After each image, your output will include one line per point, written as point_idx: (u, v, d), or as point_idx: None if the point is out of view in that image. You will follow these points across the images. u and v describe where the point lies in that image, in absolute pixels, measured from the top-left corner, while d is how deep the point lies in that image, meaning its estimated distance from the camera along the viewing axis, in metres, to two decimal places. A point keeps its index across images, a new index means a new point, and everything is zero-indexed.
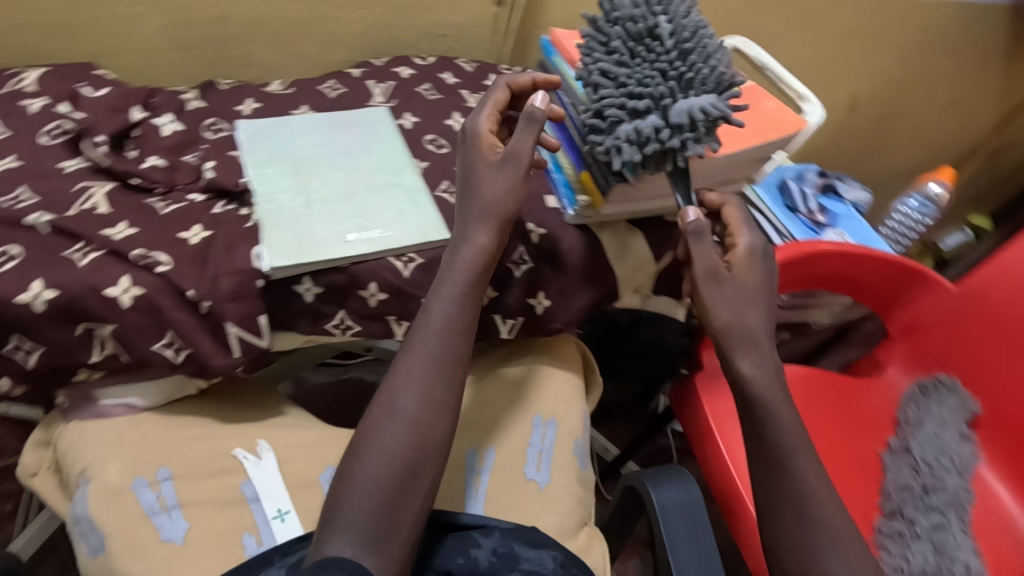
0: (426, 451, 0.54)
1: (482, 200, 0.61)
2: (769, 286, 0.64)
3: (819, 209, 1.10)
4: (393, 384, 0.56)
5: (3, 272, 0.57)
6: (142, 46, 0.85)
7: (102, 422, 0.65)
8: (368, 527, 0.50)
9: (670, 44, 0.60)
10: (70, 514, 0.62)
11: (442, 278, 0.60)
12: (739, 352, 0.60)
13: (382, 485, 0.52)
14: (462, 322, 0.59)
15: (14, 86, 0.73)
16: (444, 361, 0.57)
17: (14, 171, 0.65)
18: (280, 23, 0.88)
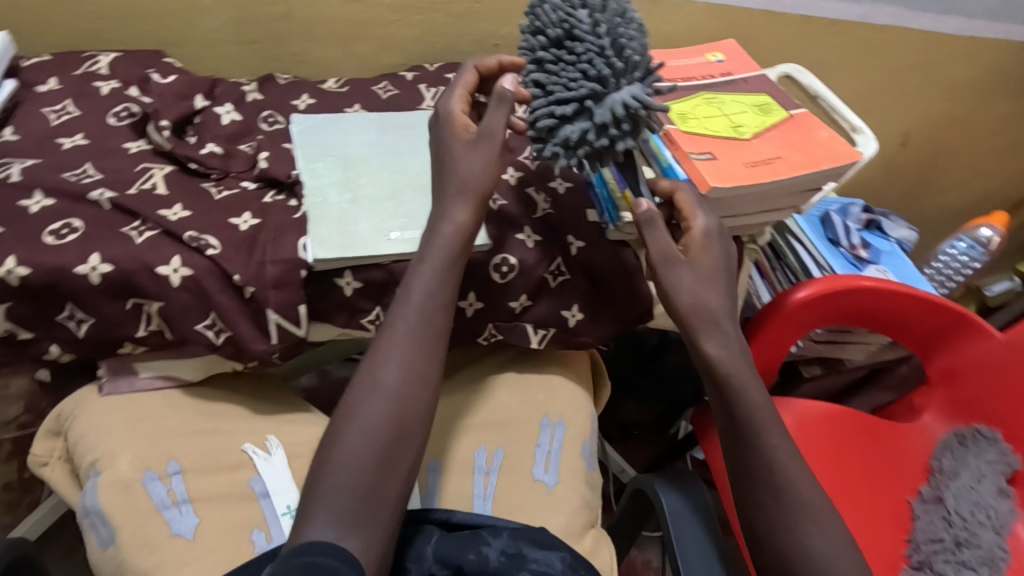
0: (407, 428, 0.56)
1: (458, 175, 0.62)
2: (725, 265, 0.65)
3: (862, 244, 1.07)
4: (374, 360, 0.58)
5: (64, 244, 0.59)
6: (209, 37, 0.89)
7: (111, 413, 0.66)
8: (350, 498, 0.52)
9: (588, 43, 0.58)
10: (81, 505, 0.64)
11: (421, 254, 0.61)
12: (706, 332, 0.63)
13: (366, 463, 0.53)
14: (443, 298, 0.60)
15: (88, 68, 0.76)
16: (425, 337, 0.59)
17: (82, 148, 0.68)
18: (340, 23, 0.91)
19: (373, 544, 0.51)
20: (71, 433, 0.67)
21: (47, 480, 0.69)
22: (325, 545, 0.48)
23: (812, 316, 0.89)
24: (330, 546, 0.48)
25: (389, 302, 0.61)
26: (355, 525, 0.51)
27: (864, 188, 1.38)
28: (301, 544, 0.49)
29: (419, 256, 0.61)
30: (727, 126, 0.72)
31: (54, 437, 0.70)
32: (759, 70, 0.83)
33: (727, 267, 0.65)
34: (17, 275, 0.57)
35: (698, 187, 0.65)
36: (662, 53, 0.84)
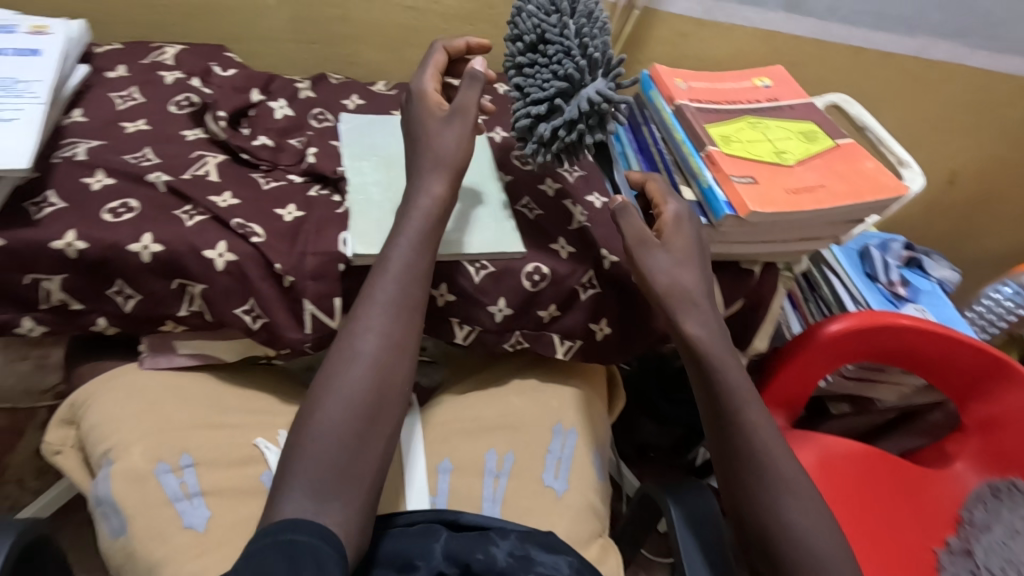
0: (384, 397, 0.57)
1: (434, 150, 0.64)
2: (701, 248, 0.66)
3: (901, 281, 1.05)
4: (351, 330, 0.58)
5: (120, 222, 0.62)
6: (268, 35, 0.92)
7: (124, 402, 0.66)
8: (327, 467, 0.52)
9: (556, 46, 0.64)
10: (93, 493, 0.65)
11: (398, 229, 0.62)
12: (689, 320, 0.64)
13: (345, 433, 0.54)
14: (420, 269, 0.61)
15: (155, 58, 0.80)
16: (403, 307, 0.59)
17: (143, 133, 0.71)
18: (393, 29, 0.94)
19: (350, 515, 0.52)
20: (84, 424, 0.68)
21: (60, 467, 0.70)
22: (297, 521, 0.49)
23: (845, 351, 0.89)
24: (305, 522, 0.49)
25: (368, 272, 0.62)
26: (331, 496, 0.52)
27: (905, 225, 1.35)
28: (277, 522, 0.49)
29: (396, 230, 0.62)
30: (769, 151, 0.71)
31: (68, 426, 0.71)
32: (806, 98, 0.83)
33: (704, 252, 0.66)
34: (74, 248, 0.60)
35: (736, 209, 0.64)
36: (709, 76, 0.85)
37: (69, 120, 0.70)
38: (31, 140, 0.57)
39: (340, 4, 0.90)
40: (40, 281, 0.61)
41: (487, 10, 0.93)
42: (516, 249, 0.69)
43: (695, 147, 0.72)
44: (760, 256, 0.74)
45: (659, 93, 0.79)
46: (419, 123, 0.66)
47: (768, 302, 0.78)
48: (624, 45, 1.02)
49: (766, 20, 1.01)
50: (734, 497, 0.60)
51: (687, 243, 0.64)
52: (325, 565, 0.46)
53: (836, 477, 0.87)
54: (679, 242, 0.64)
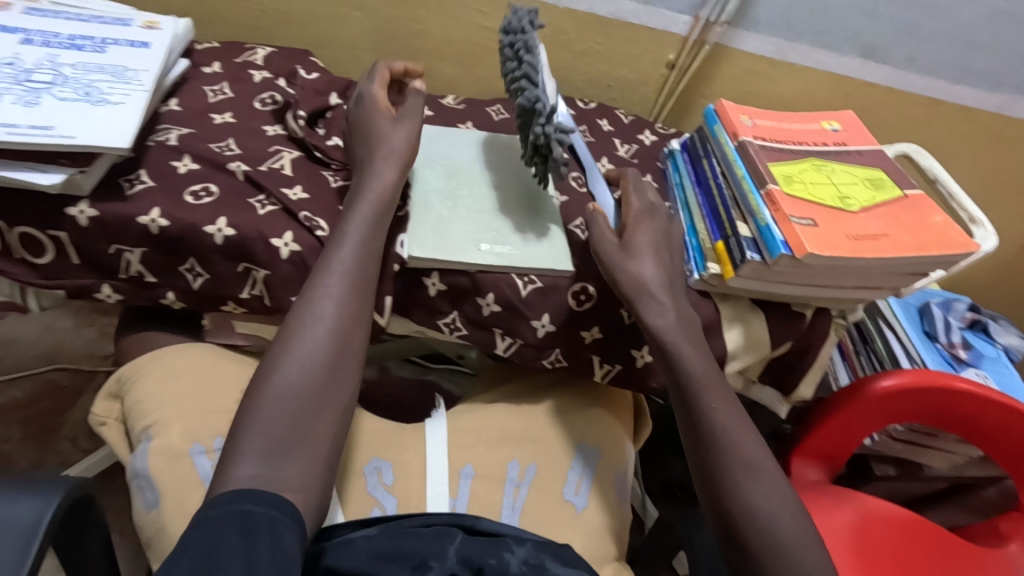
0: (339, 362, 0.57)
1: (388, 151, 0.67)
2: (663, 242, 0.70)
3: (962, 343, 1.00)
4: (305, 298, 0.59)
5: (200, 205, 0.66)
6: (352, 44, 0.98)
7: (167, 381, 0.69)
8: (280, 432, 0.52)
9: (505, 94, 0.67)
10: (131, 466, 0.67)
11: (356, 207, 0.64)
12: (658, 325, 0.65)
13: (302, 396, 0.54)
14: (374, 245, 0.64)
15: (247, 57, 0.86)
16: (358, 273, 0.61)
17: (229, 125, 0.76)
18: (468, 47, 0.98)
19: (308, 482, 0.51)
20: (128, 400, 0.70)
21: (104, 439, 0.72)
22: (247, 490, 0.48)
23: (891, 408, 0.86)
24: (262, 494, 0.48)
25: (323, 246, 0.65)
26: (285, 458, 0.51)
27: (972, 286, 1.29)
28: (227, 491, 0.48)
29: (348, 205, 0.65)
30: (833, 195, 0.70)
31: (113, 400, 0.72)
32: (877, 145, 0.81)
33: (667, 247, 0.70)
34: (157, 225, 0.64)
35: (793, 249, 0.63)
36: (775, 115, 0.84)
37: (166, 108, 0.75)
38: (133, 123, 0.63)
39: (420, 19, 0.95)
40: (123, 252, 0.65)
41: (559, 35, 0.97)
42: (566, 266, 0.70)
43: (756, 185, 0.71)
44: (813, 301, 0.72)
45: (723, 128, 0.80)
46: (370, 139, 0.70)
47: (819, 348, 0.76)
48: (692, 79, 1.02)
49: (841, 64, 1.00)
50: (743, 542, 0.58)
51: (650, 241, 0.69)
52: (282, 536, 0.46)
53: (865, 542, 0.82)
54: (644, 238, 0.69)
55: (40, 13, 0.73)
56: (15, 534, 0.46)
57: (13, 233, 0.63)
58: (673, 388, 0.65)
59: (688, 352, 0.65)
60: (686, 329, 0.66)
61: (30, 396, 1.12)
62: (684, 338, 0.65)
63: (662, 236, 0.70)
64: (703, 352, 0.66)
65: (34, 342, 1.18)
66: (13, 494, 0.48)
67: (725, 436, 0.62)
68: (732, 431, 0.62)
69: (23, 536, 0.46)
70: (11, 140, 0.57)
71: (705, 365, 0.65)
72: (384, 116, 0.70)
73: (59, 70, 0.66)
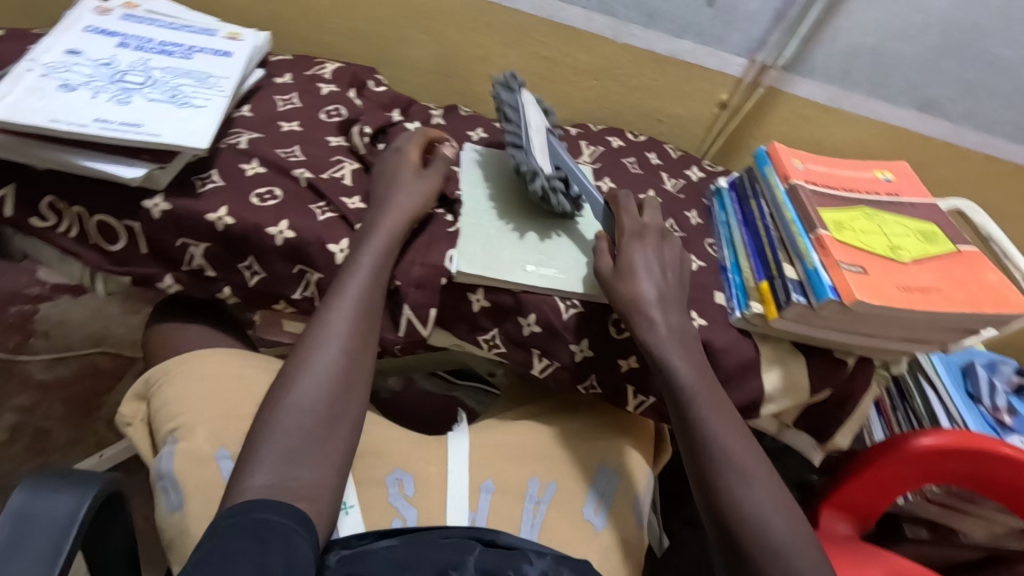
0: (352, 378, 0.59)
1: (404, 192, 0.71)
2: (657, 262, 0.70)
3: (1007, 408, 0.96)
4: (321, 320, 0.61)
5: (265, 207, 0.69)
6: (414, 65, 1.02)
7: (196, 380, 0.66)
8: (295, 444, 0.53)
9: None
10: (154, 468, 0.63)
11: (368, 233, 0.67)
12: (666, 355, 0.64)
13: (317, 408, 0.56)
14: (387, 267, 0.66)
15: (316, 71, 0.91)
16: (373, 295, 0.64)
17: (296, 133, 0.80)
18: (526, 75, 1.01)
19: (320, 492, 0.53)
20: (157, 399, 0.67)
21: (132, 440, 0.69)
22: (263, 501, 0.49)
23: (930, 467, 0.84)
24: (274, 503, 0.49)
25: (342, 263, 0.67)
26: (296, 468, 0.52)
27: (1017, 349, 1.25)
28: (239, 504, 0.49)
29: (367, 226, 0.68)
30: (884, 245, 0.70)
31: (141, 401, 0.70)
32: (930, 198, 0.81)
33: (663, 266, 0.70)
34: (223, 222, 0.68)
35: (842, 296, 0.63)
36: (828, 161, 0.85)
37: (239, 114, 0.79)
38: (213, 127, 0.67)
39: (482, 46, 0.99)
40: (189, 246, 0.68)
41: (614, 69, 0.99)
42: (577, 287, 0.71)
43: (806, 229, 0.71)
44: (856, 349, 0.72)
45: (775, 170, 0.81)
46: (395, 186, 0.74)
47: (859, 400, 0.75)
48: (743, 119, 1.04)
49: (894, 115, 1.00)
50: None
51: (651, 259, 0.69)
52: (294, 544, 0.47)
53: None
54: (643, 255, 0.69)
55: (136, 19, 0.78)
56: (46, 532, 0.42)
57: (91, 220, 0.67)
58: (676, 412, 0.64)
59: (695, 381, 0.64)
60: (688, 350, 0.65)
61: (74, 376, 1.17)
62: (688, 364, 0.64)
63: (664, 255, 0.71)
64: (707, 375, 0.65)
65: (84, 324, 1.23)
66: (44, 488, 0.44)
67: (731, 457, 0.61)
68: (737, 454, 0.61)
69: (55, 533, 0.42)
70: (103, 134, 0.61)
71: (715, 395, 0.64)
72: (409, 168, 0.73)
73: (150, 73, 0.71)
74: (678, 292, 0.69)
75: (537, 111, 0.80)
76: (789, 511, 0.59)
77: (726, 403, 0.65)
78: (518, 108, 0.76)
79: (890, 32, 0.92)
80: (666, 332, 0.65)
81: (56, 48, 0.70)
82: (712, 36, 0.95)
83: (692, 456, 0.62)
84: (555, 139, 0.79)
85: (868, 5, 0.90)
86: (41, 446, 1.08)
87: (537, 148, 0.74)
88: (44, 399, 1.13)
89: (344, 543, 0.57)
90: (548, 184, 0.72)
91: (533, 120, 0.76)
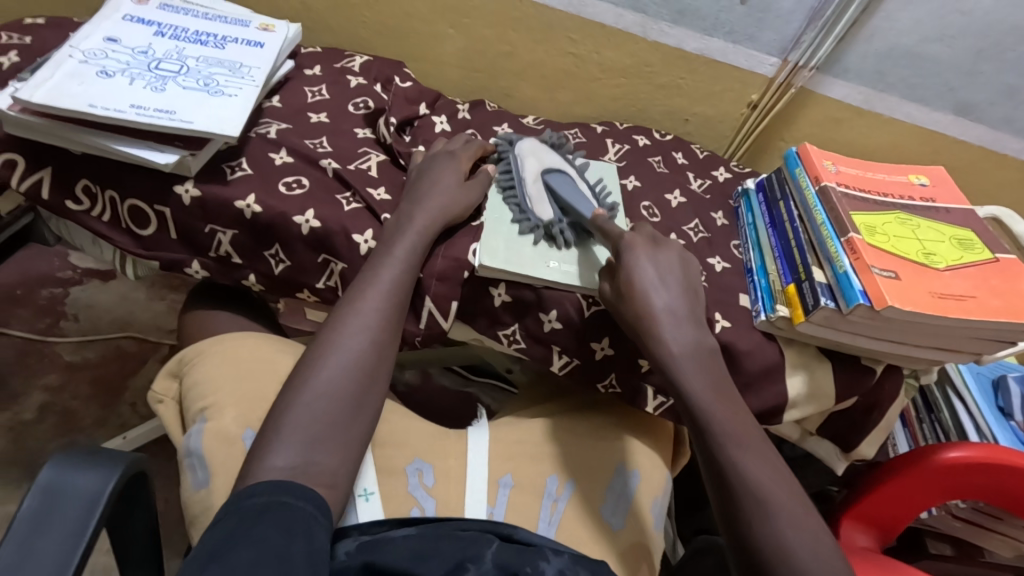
0: (374, 368, 0.59)
1: (440, 192, 0.71)
2: (670, 270, 0.67)
3: None
4: (351, 306, 0.61)
5: (292, 196, 0.70)
6: (442, 59, 1.02)
7: (226, 364, 0.67)
8: (316, 431, 0.53)
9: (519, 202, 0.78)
10: (183, 446, 0.64)
11: (400, 228, 0.67)
12: (680, 376, 0.61)
13: (341, 396, 0.56)
14: (415, 259, 0.66)
15: (345, 63, 0.92)
16: (400, 286, 0.64)
17: (324, 124, 0.81)
18: (553, 71, 1.01)
19: (337, 480, 0.52)
20: (188, 378, 0.68)
21: (159, 417, 0.70)
22: (283, 483, 0.48)
23: (957, 480, 0.81)
24: (302, 489, 0.49)
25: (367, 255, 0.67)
26: (319, 452, 0.52)
27: None
28: (259, 483, 0.48)
29: (399, 221, 0.68)
30: (918, 250, 0.68)
31: (172, 378, 0.71)
32: (967, 204, 0.78)
33: (679, 276, 0.68)
34: (251, 210, 0.68)
35: (872, 301, 0.61)
36: (860, 164, 0.83)
37: (269, 104, 0.80)
38: (244, 115, 0.68)
39: (509, 41, 0.98)
40: (217, 233, 0.70)
41: (643, 67, 0.99)
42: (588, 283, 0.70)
43: (836, 232, 0.70)
44: (885, 356, 0.70)
45: (805, 171, 0.80)
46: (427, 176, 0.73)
47: (886, 408, 0.73)
48: (772, 120, 1.02)
49: (930, 119, 0.98)
50: None
51: (645, 268, 0.65)
52: (315, 532, 0.46)
53: None
54: (633, 268, 0.65)
55: (172, 9, 0.79)
56: (73, 508, 0.43)
57: (124, 204, 0.69)
58: (693, 435, 0.60)
59: (713, 402, 0.60)
60: (703, 369, 0.62)
61: (101, 358, 1.19)
62: (704, 384, 0.61)
63: (658, 265, 0.67)
64: (727, 394, 0.61)
65: (111, 308, 1.26)
66: (72, 465, 0.44)
67: (751, 482, 0.56)
68: (760, 476, 0.56)
69: (81, 510, 0.43)
70: (138, 120, 0.63)
71: (738, 417, 0.60)
72: (455, 176, 0.73)
73: (184, 62, 0.72)
74: (690, 307, 0.66)
75: (540, 154, 0.80)
76: (816, 539, 0.54)
77: (750, 422, 0.61)
78: (513, 164, 0.79)
79: (930, 33, 0.90)
80: (675, 351, 0.62)
81: (95, 36, 0.71)
82: (744, 34, 0.94)
83: (710, 480, 0.58)
84: (557, 175, 0.78)
85: (907, 5, 0.88)
86: (68, 425, 1.10)
87: (532, 199, 0.75)
88: (72, 379, 1.16)
89: (363, 529, 0.57)
90: (542, 232, 0.72)
91: (528, 169, 0.78)
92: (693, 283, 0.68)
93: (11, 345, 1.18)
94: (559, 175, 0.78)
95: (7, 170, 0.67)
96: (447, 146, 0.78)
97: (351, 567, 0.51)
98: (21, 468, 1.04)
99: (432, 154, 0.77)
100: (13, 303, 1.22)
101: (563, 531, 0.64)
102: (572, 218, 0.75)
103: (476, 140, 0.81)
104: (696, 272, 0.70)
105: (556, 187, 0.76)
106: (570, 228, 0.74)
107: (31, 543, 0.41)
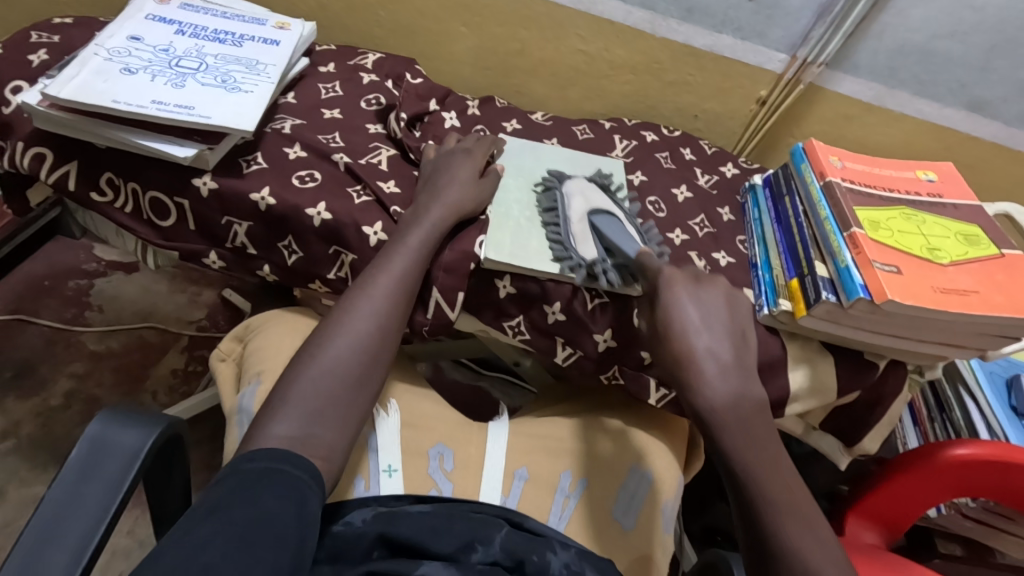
0: (377, 352, 0.61)
1: (448, 189, 0.72)
2: (725, 317, 0.64)
3: None
4: (358, 291, 0.63)
5: (305, 188, 0.72)
6: (454, 57, 1.04)
7: (284, 337, 0.73)
8: (315, 409, 0.55)
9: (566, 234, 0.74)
10: (236, 404, 0.69)
11: (411, 220, 0.69)
12: (722, 434, 0.58)
13: (341, 376, 0.58)
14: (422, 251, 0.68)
15: (359, 59, 0.94)
16: (408, 275, 0.65)
17: (337, 120, 0.83)
18: (563, 68, 1.02)
19: (332, 454, 0.54)
20: (253, 342, 0.74)
21: (216, 373, 0.75)
22: (282, 452, 0.50)
23: (965, 479, 0.81)
24: (299, 458, 0.50)
25: (374, 246, 0.69)
26: (319, 426, 0.54)
27: None
28: (257, 449, 0.50)
29: (413, 215, 0.70)
30: (922, 245, 0.68)
31: (238, 342, 0.78)
32: (976, 200, 0.78)
33: (738, 326, 0.65)
34: (265, 202, 0.71)
35: (873, 294, 0.61)
36: (868, 159, 0.83)
37: (284, 100, 0.82)
38: (259, 110, 0.70)
39: (519, 38, 1.00)
40: (233, 224, 0.72)
41: (653, 64, 0.99)
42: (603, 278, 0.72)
43: (839, 227, 0.70)
44: (888, 351, 0.70)
45: (810, 166, 0.80)
46: (444, 166, 0.76)
47: (889, 403, 0.73)
48: (783, 116, 1.02)
49: (942, 115, 0.97)
50: None
51: (686, 309, 0.63)
52: (308, 499, 0.48)
53: None
54: (673, 307, 0.63)
55: (192, 8, 0.82)
56: (118, 460, 0.45)
57: (145, 196, 0.72)
58: (735, 500, 0.57)
59: (754, 464, 0.57)
60: (743, 418, 0.59)
61: (124, 347, 1.24)
62: (744, 439, 0.58)
63: (700, 303, 0.64)
64: (772, 458, 0.58)
65: (134, 300, 1.30)
66: (119, 421, 0.47)
67: (793, 555, 0.52)
68: (805, 549, 0.52)
69: (120, 466, 0.45)
70: (159, 115, 0.65)
71: (785, 483, 0.57)
72: (464, 172, 0.75)
73: (204, 59, 0.75)
74: (737, 353, 0.62)
75: (588, 194, 0.78)
76: None
77: (799, 492, 0.56)
78: (558, 201, 0.77)
79: (941, 29, 0.89)
80: (716, 405, 0.59)
81: (119, 35, 0.74)
82: (752, 31, 0.94)
83: (751, 554, 0.54)
84: (604, 214, 0.75)
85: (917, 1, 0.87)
86: (92, 410, 1.14)
87: (575, 238, 0.73)
88: (96, 367, 1.20)
89: (382, 501, 0.60)
90: (584, 271, 0.70)
91: (573, 208, 0.76)
92: (741, 326, 0.65)
93: (39, 333, 1.22)
94: (606, 215, 0.75)
95: (36, 164, 0.71)
96: (461, 143, 0.80)
97: (366, 535, 0.54)
98: (47, 450, 1.09)
99: (451, 156, 0.78)
100: (41, 294, 1.27)
101: (574, 527, 0.66)
102: (617, 258, 0.71)
103: (486, 137, 0.83)
104: (744, 312, 0.66)
105: (601, 227, 0.73)
106: (615, 268, 0.70)
107: (79, 489, 0.44)
